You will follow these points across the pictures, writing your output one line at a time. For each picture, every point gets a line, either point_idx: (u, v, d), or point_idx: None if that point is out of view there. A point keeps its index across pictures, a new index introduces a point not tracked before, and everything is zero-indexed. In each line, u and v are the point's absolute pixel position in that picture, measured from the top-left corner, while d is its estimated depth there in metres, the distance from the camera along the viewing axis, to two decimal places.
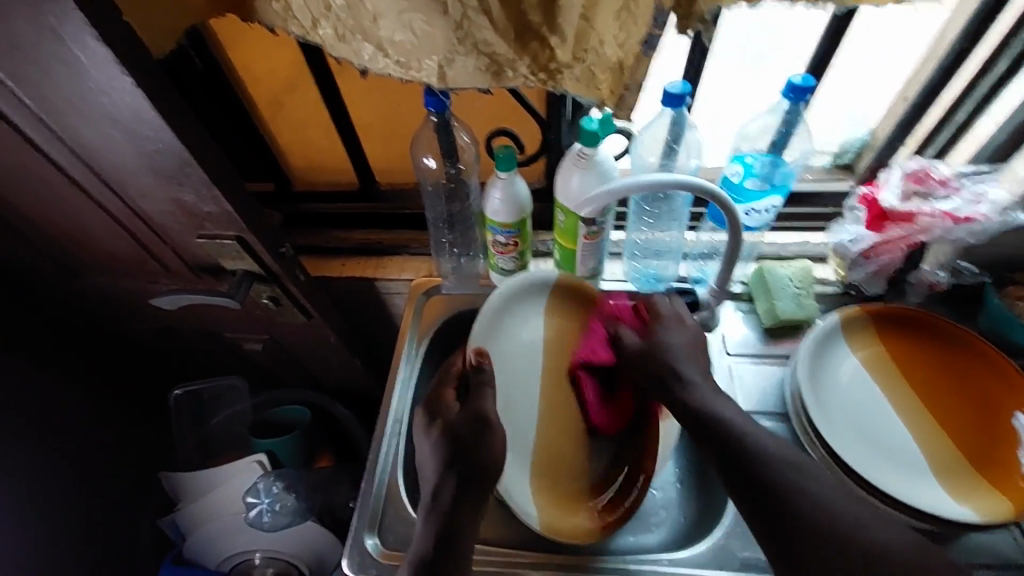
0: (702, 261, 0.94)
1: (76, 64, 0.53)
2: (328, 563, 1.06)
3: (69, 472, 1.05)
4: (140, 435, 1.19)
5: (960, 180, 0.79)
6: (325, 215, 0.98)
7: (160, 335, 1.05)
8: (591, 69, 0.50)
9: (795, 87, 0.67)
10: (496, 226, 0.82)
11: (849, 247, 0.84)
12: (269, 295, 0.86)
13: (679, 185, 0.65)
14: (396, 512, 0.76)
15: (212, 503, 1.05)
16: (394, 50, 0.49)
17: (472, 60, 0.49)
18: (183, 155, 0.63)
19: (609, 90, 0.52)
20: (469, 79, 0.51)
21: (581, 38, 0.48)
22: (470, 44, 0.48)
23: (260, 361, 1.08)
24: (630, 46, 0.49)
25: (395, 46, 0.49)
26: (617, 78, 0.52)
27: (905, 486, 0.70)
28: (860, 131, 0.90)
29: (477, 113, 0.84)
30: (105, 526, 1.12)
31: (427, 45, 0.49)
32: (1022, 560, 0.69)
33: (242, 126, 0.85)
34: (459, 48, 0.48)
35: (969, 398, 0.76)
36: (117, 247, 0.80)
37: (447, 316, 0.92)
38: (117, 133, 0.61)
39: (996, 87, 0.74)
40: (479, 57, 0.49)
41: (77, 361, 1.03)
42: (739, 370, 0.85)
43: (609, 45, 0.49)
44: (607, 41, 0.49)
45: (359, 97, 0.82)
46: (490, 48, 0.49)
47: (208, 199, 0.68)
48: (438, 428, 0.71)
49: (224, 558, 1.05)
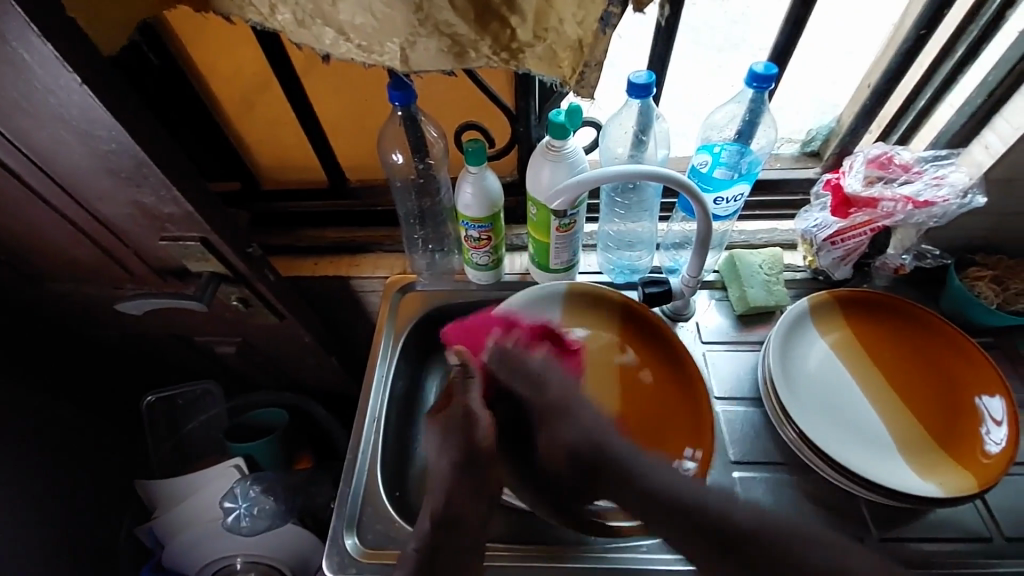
0: (674, 251, 0.95)
1: (20, 63, 0.52)
2: (311, 564, 1.04)
3: (39, 484, 1.02)
4: (113, 443, 1.16)
5: (921, 166, 0.80)
6: (296, 213, 0.97)
7: (129, 341, 1.03)
8: (552, 48, 0.48)
9: (757, 76, 0.68)
10: (468, 221, 0.82)
11: (814, 233, 0.87)
12: (238, 297, 0.84)
13: (644, 176, 0.65)
14: (374, 512, 0.75)
15: (189, 509, 1.04)
16: (355, 34, 0.46)
17: (434, 42, 0.46)
18: (140, 156, 0.61)
19: (570, 69, 0.50)
20: (432, 62, 0.48)
21: (541, 17, 0.46)
22: (431, 26, 0.45)
23: (234, 364, 1.07)
24: (589, 23, 0.47)
25: (356, 30, 0.46)
26: (579, 56, 0.50)
27: (873, 465, 0.72)
28: (826, 118, 0.92)
29: (444, 107, 0.83)
30: (82, 536, 1.09)
31: (387, 29, 0.46)
32: (984, 532, 0.71)
33: (206, 124, 0.83)
34: (420, 29, 0.46)
35: (934, 381, 0.77)
36: (78, 253, 0.78)
37: (422, 314, 0.92)
38: (68, 133, 0.59)
39: (950, 73, 0.76)
40: (440, 38, 0.46)
41: (42, 371, 1.00)
42: (714, 359, 0.86)
43: (568, 23, 0.47)
44: (567, 19, 0.46)
45: (324, 94, 0.81)
46: (452, 28, 0.46)
47: (168, 200, 0.67)
48: (446, 442, 0.67)
49: (204, 563, 1.01)
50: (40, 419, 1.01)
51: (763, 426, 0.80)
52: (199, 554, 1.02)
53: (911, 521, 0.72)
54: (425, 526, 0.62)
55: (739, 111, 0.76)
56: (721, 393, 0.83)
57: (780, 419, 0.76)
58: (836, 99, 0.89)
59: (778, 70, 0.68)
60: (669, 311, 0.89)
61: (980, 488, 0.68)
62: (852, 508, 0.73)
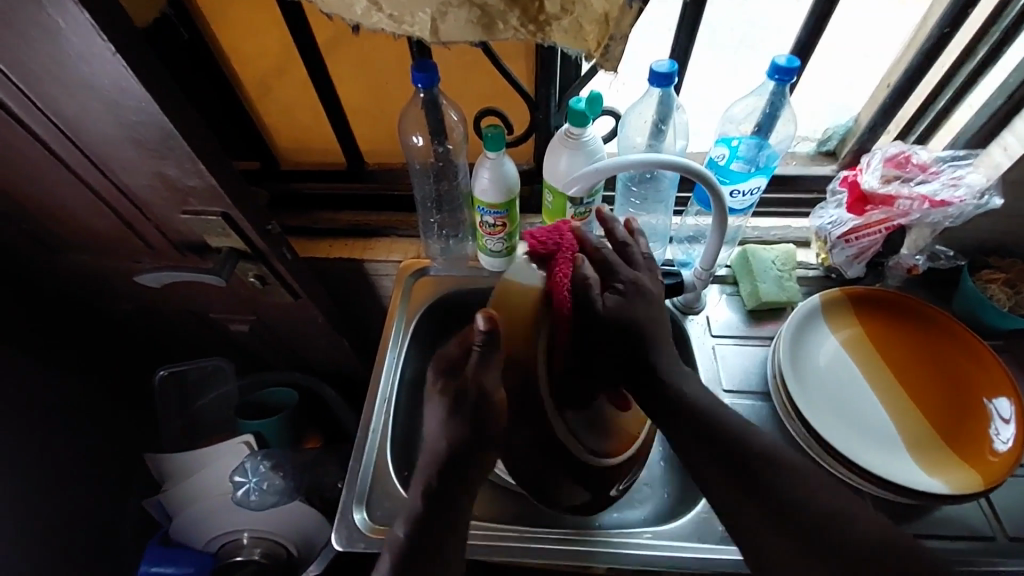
0: (688, 245, 0.96)
1: (56, 30, 0.53)
2: (316, 542, 1.05)
3: (53, 452, 1.04)
4: (124, 417, 1.18)
5: (938, 165, 0.80)
6: (312, 195, 0.97)
7: (144, 315, 1.05)
8: (579, 21, 0.47)
9: (779, 69, 0.68)
10: (484, 206, 0.82)
11: (829, 230, 0.87)
12: (254, 274, 0.85)
13: (664, 165, 0.65)
14: (382, 488, 0.76)
15: (199, 482, 1.05)
16: (386, 4, 0.45)
17: (464, 12, 0.46)
18: (167, 127, 0.62)
19: (596, 42, 0.49)
20: (461, 33, 0.47)
21: None
22: None
23: (247, 343, 1.08)
24: None
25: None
26: (604, 30, 0.48)
27: (880, 460, 0.73)
28: (843, 118, 0.92)
29: (465, 92, 0.83)
30: (91, 507, 1.11)
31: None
32: (988, 531, 0.71)
33: (230, 104, 0.84)
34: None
35: (945, 381, 0.78)
36: (101, 224, 0.79)
37: (435, 298, 0.93)
38: (98, 103, 0.60)
39: (972, 74, 0.76)
40: (470, 8, 0.45)
41: (59, 342, 1.02)
42: (723, 351, 0.86)
43: None
44: None
45: (346, 75, 0.82)
46: None
47: (191, 173, 0.68)
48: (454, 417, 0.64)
49: (212, 537, 1.05)
50: (55, 389, 1.03)
51: (770, 419, 0.80)
52: (206, 528, 1.05)
53: (915, 519, 0.72)
54: (416, 502, 0.63)
55: (759, 105, 0.77)
56: (727, 386, 0.83)
57: (789, 413, 0.77)
58: (855, 98, 0.89)
59: (800, 64, 0.68)
60: (680, 304, 0.89)
61: (986, 487, 0.69)
62: (857, 503, 0.73)
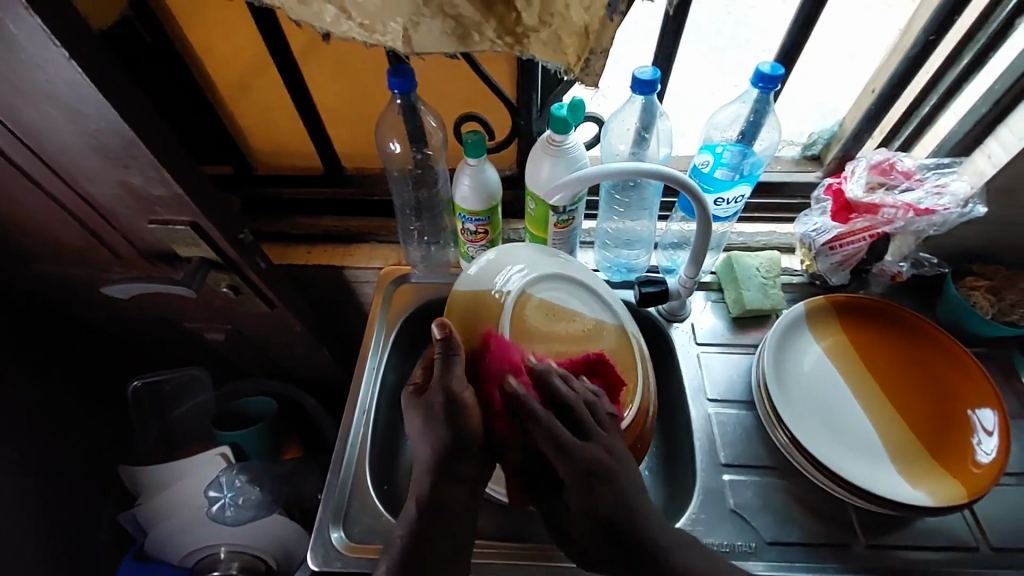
0: (673, 251, 0.95)
1: (7, 35, 0.50)
2: (295, 558, 1.02)
3: (22, 466, 1.01)
4: (97, 427, 1.14)
5: (922, 173, 0.80)
6: (288, 200, 0.95)
7: (116, 324, 1.02)
8: (557, 33, 0.45)
9: (763, 76, 0.67)
10: (465, 213, 0.80)
11: (813, 237, 0.86)
12: (228, 283, 0.82)
13: (645, 174, 0.64)
14: (361, 504, 0.74)
15: (174, 496, 1.02)
16: (356, 11, 0.43)
17: (438, 23, 0.43)
18: (129, 135, 0.59)
19: (575, 56, 0.47)
20: (435, 44, 0.45)
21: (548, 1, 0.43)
22: (435, 6, 0.43)
23: (224, 352, 1.06)
24: (596, 10, 0.45)
25: (357, 5, 0.43)
26: (584, 44, 0.47)
27: (865, 472, 0.72)
28: (828, 123, 0.91)
29: (445, 97, 0.81)
30: (61, 521, 1.07)
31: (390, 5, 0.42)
32: (970, 541, 0.71)
33: (200, 108, 0.81)
34: (424, 9, 0.42)
35: (929, 390, 0.77)
36: (65, 233, 0.76)
37: (415, 306, 0.90)
38: (54, 109, 0.57)
39: (957, 81, 0.75)
40: (444, 19, 0.43)
41: (27, 353, 0.98)
42: (708, 360, 0.85)
43: (575, 8, 0.44)
44: (573, 4, 0.44)
45: (322, 78, 0.79)
46: (456, 9, 0.43)
47: (157, 182, 0.65)
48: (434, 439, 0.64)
49: (187, 552, 1.01)
50: (23, 401, 1.00)
51: (755, 429, 0.79)
52: (182, 543, 1.01)
53: (902, 529, 0.72)
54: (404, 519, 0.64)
55: (744, 111, 0.75)
56: (712, 394, 0.82)
57: (773, 424, 0.76)
58: (840, 102, 0.89)
59: (785, 72, 0.67)
60: (664, 311, 0.88)
61: (969, 498, 0.68)
62: (842, 514, 0.72)
